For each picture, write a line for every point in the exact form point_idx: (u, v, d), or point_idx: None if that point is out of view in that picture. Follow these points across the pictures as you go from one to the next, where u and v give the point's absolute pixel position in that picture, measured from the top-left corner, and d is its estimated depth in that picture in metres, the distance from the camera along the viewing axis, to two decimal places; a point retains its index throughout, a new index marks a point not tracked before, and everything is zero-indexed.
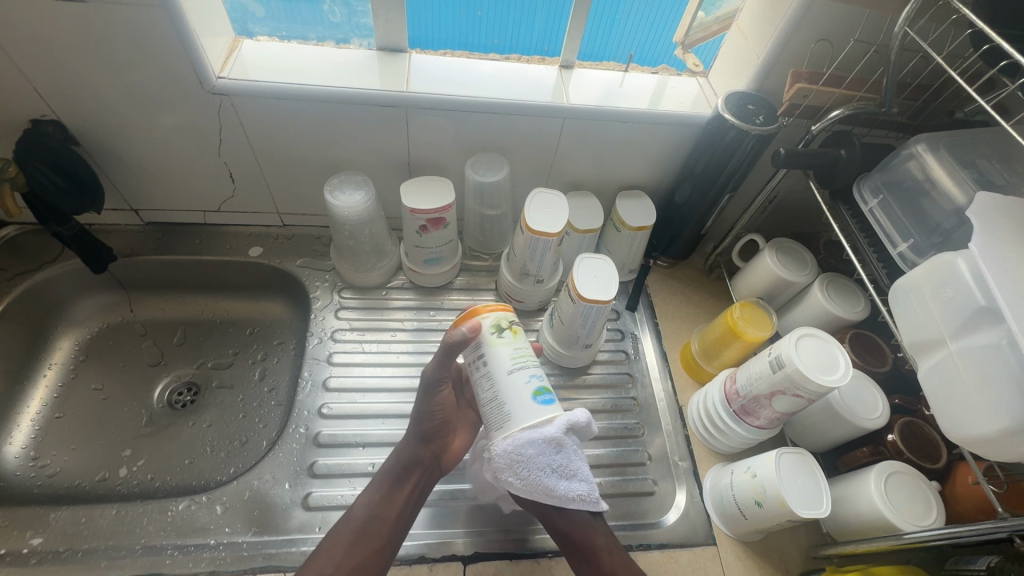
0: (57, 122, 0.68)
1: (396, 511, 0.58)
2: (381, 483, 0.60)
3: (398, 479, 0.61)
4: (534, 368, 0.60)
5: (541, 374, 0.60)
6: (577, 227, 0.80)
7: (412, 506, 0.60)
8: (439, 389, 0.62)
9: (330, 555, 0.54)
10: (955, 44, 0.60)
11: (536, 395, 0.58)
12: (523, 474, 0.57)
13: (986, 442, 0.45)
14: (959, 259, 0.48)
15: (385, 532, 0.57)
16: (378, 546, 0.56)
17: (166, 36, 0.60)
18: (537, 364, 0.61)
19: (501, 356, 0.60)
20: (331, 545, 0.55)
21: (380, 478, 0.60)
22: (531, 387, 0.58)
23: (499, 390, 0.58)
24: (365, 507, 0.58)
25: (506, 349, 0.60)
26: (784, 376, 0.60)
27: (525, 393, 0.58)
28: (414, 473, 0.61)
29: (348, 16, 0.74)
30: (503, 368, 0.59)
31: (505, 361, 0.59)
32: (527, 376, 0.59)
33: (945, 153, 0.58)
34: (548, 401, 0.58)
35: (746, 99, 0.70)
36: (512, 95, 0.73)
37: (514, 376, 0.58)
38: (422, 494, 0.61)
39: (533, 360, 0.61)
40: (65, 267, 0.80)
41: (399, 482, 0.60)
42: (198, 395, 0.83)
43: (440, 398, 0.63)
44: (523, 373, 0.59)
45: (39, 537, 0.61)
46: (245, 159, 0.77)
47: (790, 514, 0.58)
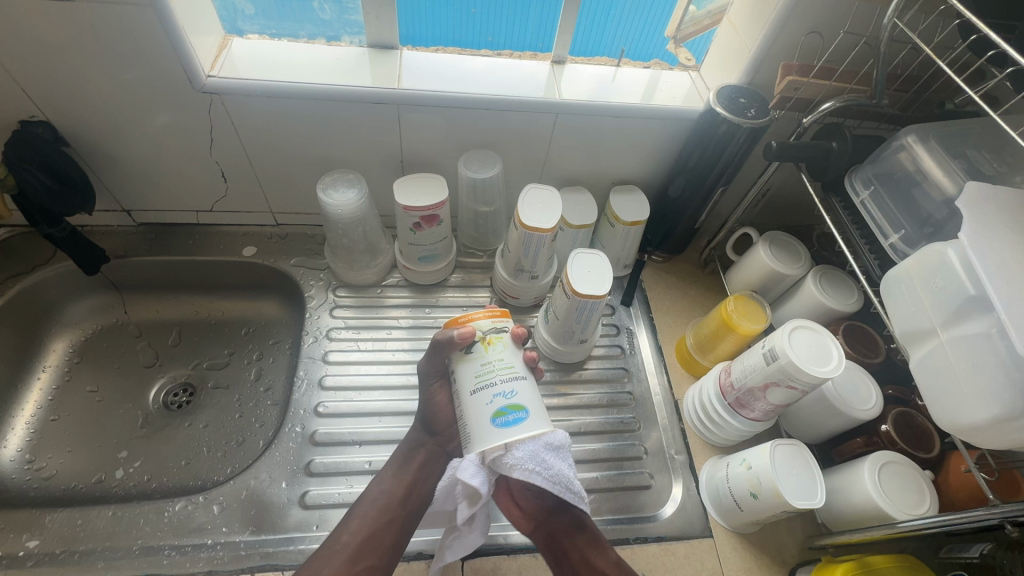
0: (46, 123, 0.68)
1: (403, 492, 0.63)
2: (391, 464, 0.65)
3: (405, 461, 0.65)
4: (500, 385, 0.56)
5: (509, 392, 0.55)
6: (571, 223, 0.81)
7: (422, 488, 0.64)
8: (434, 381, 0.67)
9: (345, 529, 0.58)
10: (943, 35, 0.60)
11: (496, 417, 0.54)
12: (550, 464, 0.56)
13: (978, 430, 0.45)
14: (949, 250, 0.49)
15: (399, 507, 0.61)
16: (389, 520, 0.60)
17: (154, 36, 0.60)
18: (509, 380, 0.56)
19: (467, 373, 0.58)
20: (347, 520, 0.59)
21: (389, 462, 0.65)
22: (492, 408, 0.54)
23: (462, 409, 0.56)
24: (377, 486, 0.62)
25: (473, 366, 0.58)
26: (778, 368, 0.60)
27: (484, 414, 0.54)
28: (420, 456, 0.66)
29: (338, 14, 0.73)
30: (466, 387, 0.57)
31: (468, 379, 0.57)
32: (489, 395, 0.55)
33: (935, 144, 0.58)
34: (511, 422, 0.54)
35: (738, 93, 0.70)
36: (504, 91, 0.73)
37: (477, 397, 0.56)
38: (431, 477, 0.66)
39: (503, 376, 0.56)
40: (58, 269, 0.80)
41: (407, 464, 0.65)
42: (195, 396, 0.83)
43: (436, 390, 0.67)
44: (486, 393, 0.55)
45: (36, 540, 0.61)
46: (236, 158, 0.76)
47: (785, 505, 0.58)
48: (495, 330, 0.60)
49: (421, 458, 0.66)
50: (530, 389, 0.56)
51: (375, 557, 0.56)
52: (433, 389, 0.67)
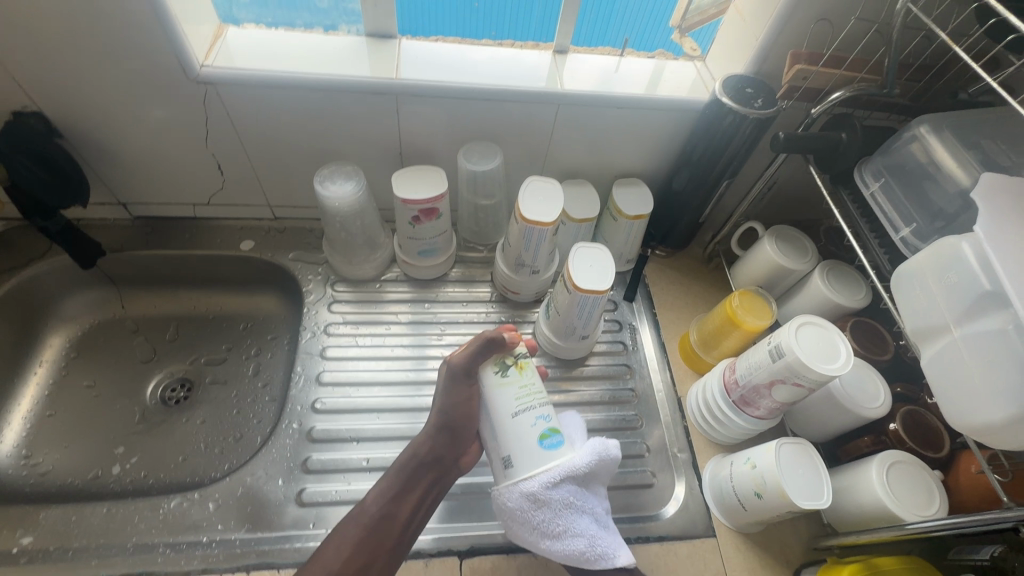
0: (38, 115, 0.66)
1: (404, 513, 0.59)
2: (395, 481, 0.60)
3: (409, 481, 0.60)
4: (540, 408, 0.58)
5: (548, 415, 0.58)
6: (572, 216, 0.79)
7: (421, 510, 0.60)
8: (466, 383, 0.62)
9: (332, 557, 0.54)
10: (959, 21, 0.58)
11: (542, 439, 0.57)
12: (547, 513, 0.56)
13: (992, 430, 0.44)
14: (964, 243, 0.47)
15: (396, 532, 0.57)
16: (387, 547, 0.56)
17: (146, 24, 0.58)
18: (545, 405, 0.59)
19: (505, 397, 0.59)
20: (339, 543, 0.55)
21: (391, 476, 0.60)
22: (536, 430, 0.57)
23: (504, 435, 0.58)
24: (376, 505, 0.58)
25: (511, 389, 0.60)
26: (784, 365, 0.59)
27: (529, 436, 0.57)
28: (429, 472, 0.62)
29: (335, 2, 0.72)
30: (508, 410, 0.58)
31: (509, 403, 0.59)
32: (532, 419, 0.58)
33: (948, 134, 0.56)
34: (555, 444, 0.57)
35: (745, 83, 0.68)
36: (504, 81, 0.71)
37: (518, 420, 0.57)
38: (434, 496, 0.62)
39: (539, 400, 0.59)
40: (54, 263, 0.79)
41: (411, 482, 0.60)
42: (192, 391, 0.82)
43: (466, 392, 0.62)
44: (529, 415, 0.58)
45: (29, 536, 0.60)
46: (232, 149, 0.75)
47: (790, 505, 0.57)
48: (525, 355, 0.63)
49: (428, 477, 0.61)
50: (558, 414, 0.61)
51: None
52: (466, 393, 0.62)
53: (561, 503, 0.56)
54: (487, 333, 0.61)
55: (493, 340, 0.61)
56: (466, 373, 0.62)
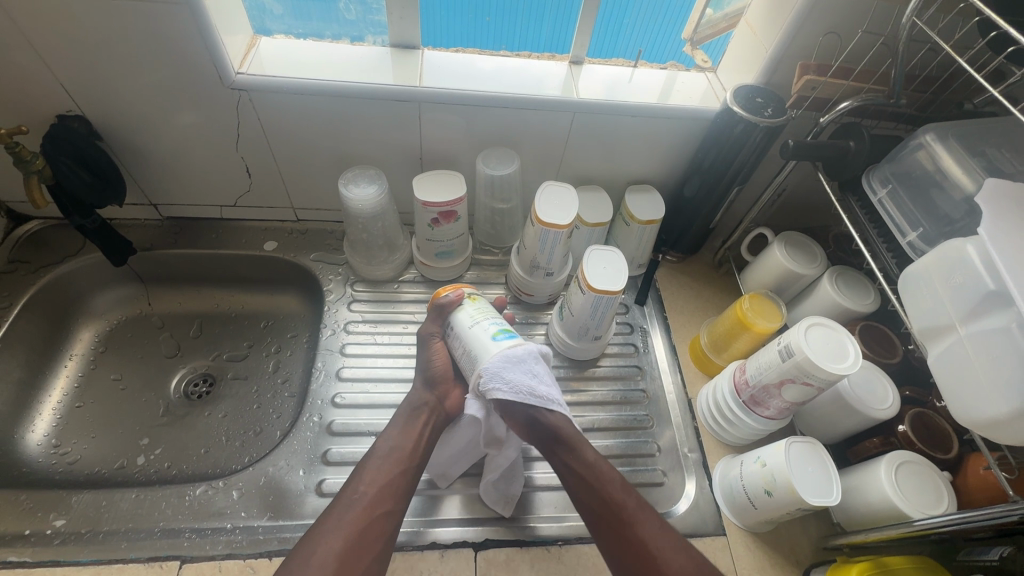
0: (81, 118, 0.70)
1: (412, 443, 0.63)
2: (397, 421, 0.66)
3: (409, 421, 0.65)
4: (493, 317, 0.67)
5: (498, 321, 0.67)
6: (586, 220, 0.81)
7: (425, 443, 0.65)
8: (434, 341, 0.71)
9: (361, 480, 0.59)
10: (963, 34, 0.60)
11: (496, 336, 0.64)
12: (514, 374, 0.61)
13: (997, 425, 0.45)
14: (969, 245, 0.49)
15: (408, 458, 0.62)
16: (403, 470, 0.60)
17: (188, 33, 0.62)
18: (489, 318, 0.67)
19: (464, 318, 0.68)
20: (361, 472, 0.60)
21: (397, 418, 0.66)
22: (491, 330, 0.65)
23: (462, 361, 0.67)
24: (385, 441, 0.63)
25: (467, 312, 0.68)
26: (794, 365, 0.60)
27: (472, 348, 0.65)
28: (423, 414, 0.67)
29: (362, 14, 0.75)
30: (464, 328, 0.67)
31: (462, 323, 0.67)
32: (485, 325, 0.66)
33: (954, 143, 0.58)
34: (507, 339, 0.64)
35: (755, 92, 0.71)
36: (522, 89, 0.74)
37: (473, 329, 0.66)
38: (434, 433, 0.66)
39: (483, 317, 0.67)
40: (88, 260, 0.82)
41: (413, 419, 0.66)
42: (214, 386, 0.84)
43: (436, 349, 0.71)
44: (483, 323, 0.66)
45: (62, 519, 0.63)
46: (261, 153, 0.78)
47: (800, 502, 0.58)
48: (473, 292, 0.72)
49: (425, 416, 0.67)
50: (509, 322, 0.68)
51: (390, 503, 0.57)
52: (437, 348, 0.71)
53: (542, 372, 0.64)
54: (429, 305, 0.71)
55: (435, 310, 0.71)
56: (428, 336, 0.71)
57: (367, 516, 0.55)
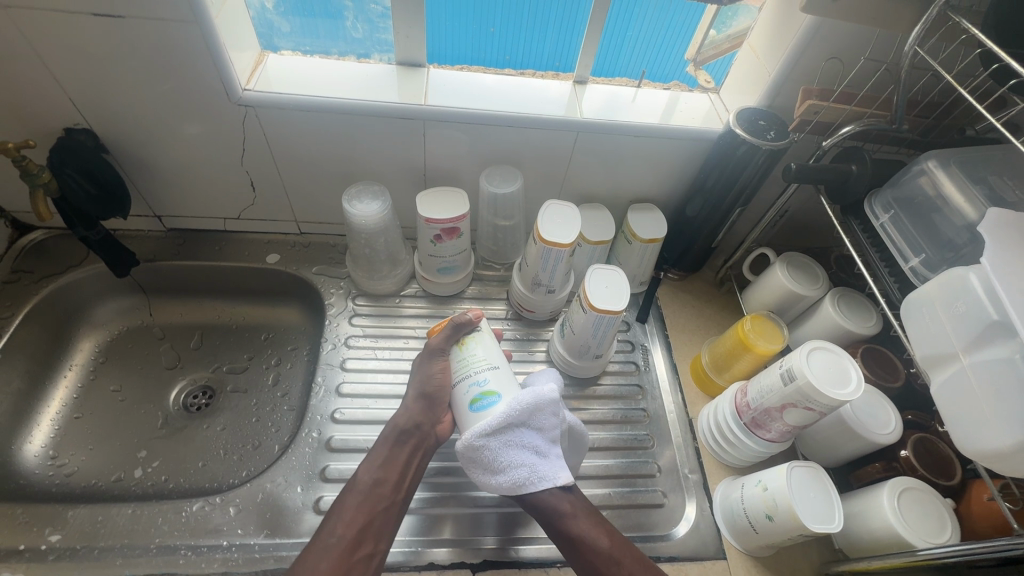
0: (88, 131, 0.71)
1: (394, 478, 0.62)
2: (383, 449, 0.64)
3: (393, 451, 0.64)
4: (483, 374, 0.65)
5: (483, 381, 0.64)
6: (588, 239, 0.81)
7: (411, 475, 0.64)
8: (439, 358, 0.68)
9: (351, 513, 0.59)
10: (964, 63, 0.61)
11: (475, 402, 0.63)
12: None
13: (1000, 457, 0.45)
14: (971, 274, 0.49)
15: (388, 494, 0.61)
16: (384, 507, 0.60)
17: (197, 51, 0.63)
18: (484, 371, 0.65)
19: (463, 361, 0.67)
20: (350, 504, 0.60)
21: (382, 445, 0.65)
22: (471, 394, 0.64)
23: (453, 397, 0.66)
24: (367, 472, 0.62)
25: (469, 354, 0.67)
26: (796, 389, 0.60)
27: (465, 400, 0.64)
28: (411, 440, 0.65)
29: (369, 32, 0.76)
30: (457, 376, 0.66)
31: (462, 365, 0.67)
32: (468, 385, 0.65)
33: (956, 170, 0.58)
34: (486, 406, 0.63)
35: (757, 115, 0.71)
36: (527, 109, 0.75)
37: (462, 383, 0.65)
38: (418, 462, 0.65)
39: (479, 368, 0.65)
40: (91, 271, 0.83)
41: (399, 447, 0.65)
42: (214, 399, 0.84)
43: (438, 367, 0.68)
44: (467, 381, 0.65)
45: (57, 534, 0.62)
46: (266, 168, 0.79)
47: (802, 528, 0.58)
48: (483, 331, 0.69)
49: (410, 445, 0.65)
50: (503, 375, 0.65)
51: (371, 545, 0.58)
52: (439, 365, 0.68)
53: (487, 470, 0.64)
54: (451, 317, 0.69)
55: (458, 325, 0.68)
56: (433, 352, 0.68)
57: (345, 561, 0.55)
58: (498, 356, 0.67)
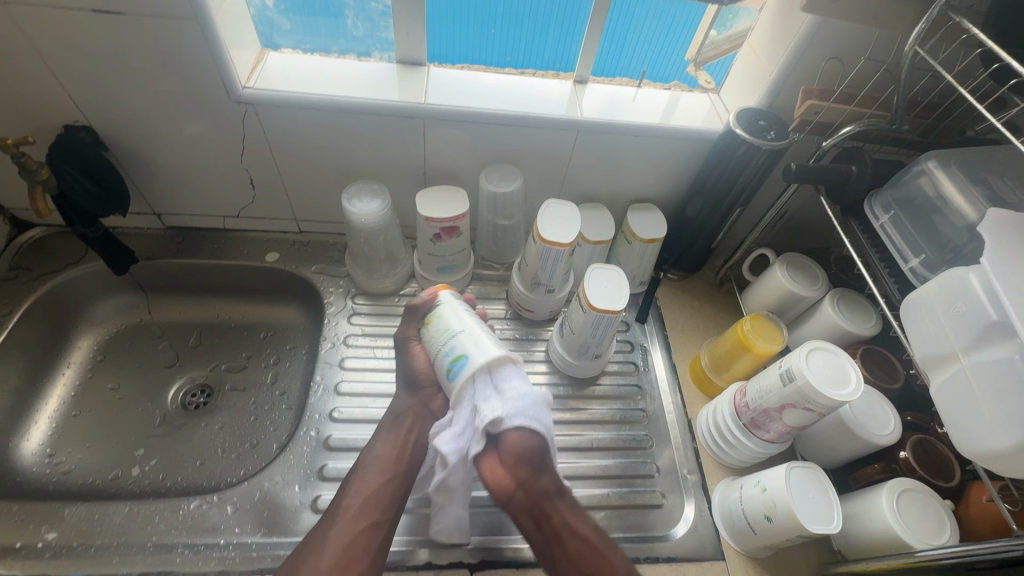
0: (88, 128, 0.71)
1: (394, 451, 0.63)
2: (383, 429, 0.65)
3: (391, 430, 0.65)
4: (450, 343, 0.60)
5: (450, 349, 0.60)
6: (588, 238, 0.81)
7: (412, 446, 0.64)
8: (412, 344, 0.68)
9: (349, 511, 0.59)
10: (965, 63, 0.61)
11: (449, 373, 0.59)
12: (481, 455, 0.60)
13: (1000, 458, 0.45)
14: (971, 274, 0.49)
15: (389, 466, 0.62)
16: (387, 479, 0.61)
17: (197, 48, 0.63)
18: (449, 340, 0.61)
19: (431, 339, 0.63)
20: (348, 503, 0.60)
21: (379, 427, 0.66)
22: (445, 365, 0.60)
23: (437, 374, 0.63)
24: (370, 450, 0.63)
25: (434, 329, 0.63)
26: (795, 390, 0.60)
27: (442, 373, 0.61)
28: (407, 418, 0.66)
29: (369, 31, 0.76)
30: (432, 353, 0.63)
31: (432, 342, 0.63)
32: (442, 357, 0.61)
33: (956, 170, 0.58)
34: (458, 372, 0.58)
35: (758, 115, 0.71)
36: (527, 108, 0.75)
37: (436, 360, 0.62)
38: (419, 437, 0.66)
39: (445, 339, 0.61)
40: (90, 269, 0.83)
41: (397, 425, 0.65)
42: (212, 397, 0.84)
43: (415, 351, 0.68)
44: (439, 356, 0.61)
45: (54, 532, 0.62)
46: (265, 166, 0.79)
47: (801, 529, 0.57)
48: (443, 301, 0.64)
49: (406, 422, 0.66)
50: (470, 337, 0.60)
51: (375, 514, 0.58)
52: (415, 352, 0.67)
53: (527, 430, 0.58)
54: (406, 305, 0.68)
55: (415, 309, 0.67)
56: (405, 340, 0.68)
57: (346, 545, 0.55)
58: (465, 320, 0.62)
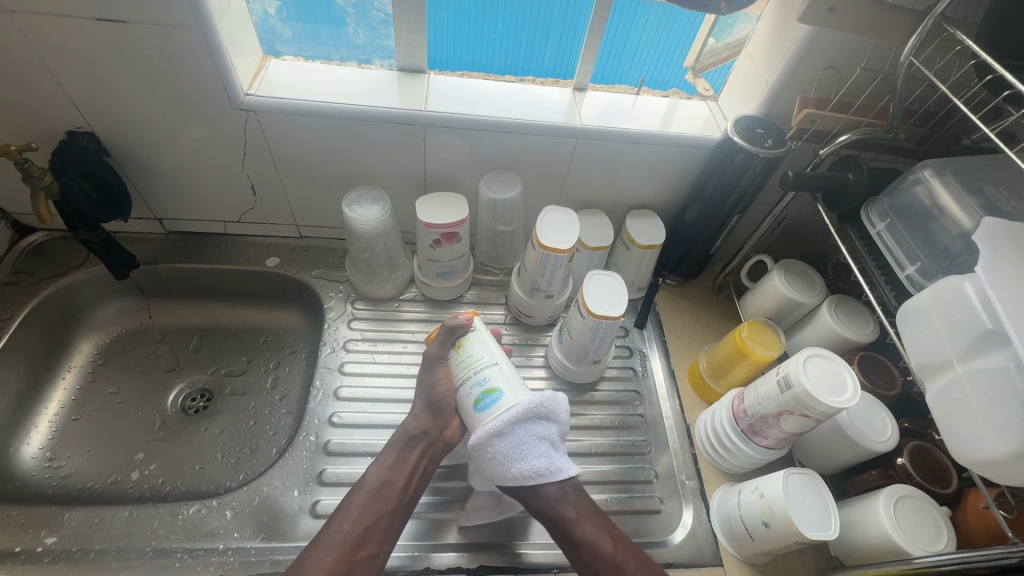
0: (91, 134, 0.71)
1: (401, 480, 0.63)
2: (391, 452, 0.65)
3: (401, 454, 0.64)
4: (482, 374, 0.64)
5: (482, 381, 0.64)
6: (587, 244, 0.82)
7: (417, 478, 0.64)
8: (440, 365, 0.68)
9: (348, 517, 0.59)
10: (960, 73, 0.62)
11: (477, 403, 0.63)
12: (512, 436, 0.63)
13: (995, 465, 0.45)
14: (966, 282, 0.49)
15: (395, 496, 0.61)
16: (389, 509, 0.60)
17: (199, 56, 0.63)
18: (482, 371, 0.64)
19: (460, 364, 0.67)
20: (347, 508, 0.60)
21: (390, 450, 0.65)
22: (473, 395, 0.64)
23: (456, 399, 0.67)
24: (376, 474, 0.63)
25: (467, 355, 0.66)
26: (793, 397, 0.60)
27: (468, 401, 0.64)
28: (419, 445, 0.65)
29: (371, 39, 0.76)
30: (458, 379, 0.66)
31: (460, 369, 0.66)
32: (469, 386, 0.64)
33: (951, 179, 0.59)
34: (488, 405, 0.62)
35: (755, 123, 0.72)
36: (526, 115, 0.75)
37: (462, 386, 0.65)
38: (424, 469, 0.65)
39: (477, 369, 0.65)
40: (91, 273, 0.83)
41: (407, 452, 0.65)
42: (212, 401, 0.84)
43: (441, 373, 0.68)
44: (467, 384, 0.65)
45: (53, 536, 0.62)
46: (266, 172, 0.79)
47: (799, 536, 0.58)
48: (478, 329, 0.68)
49: (418, 450, 0.65)
50: (503, 371, 0.64)
51: (376, 545, 0.58)
52: (443, 373, 0.68)
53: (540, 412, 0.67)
54: (444, 323, 0.68)
55: (453, 328, 0.67)
56: (432, 360, 0.68)
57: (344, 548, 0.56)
58: (497, 353, 0.66)
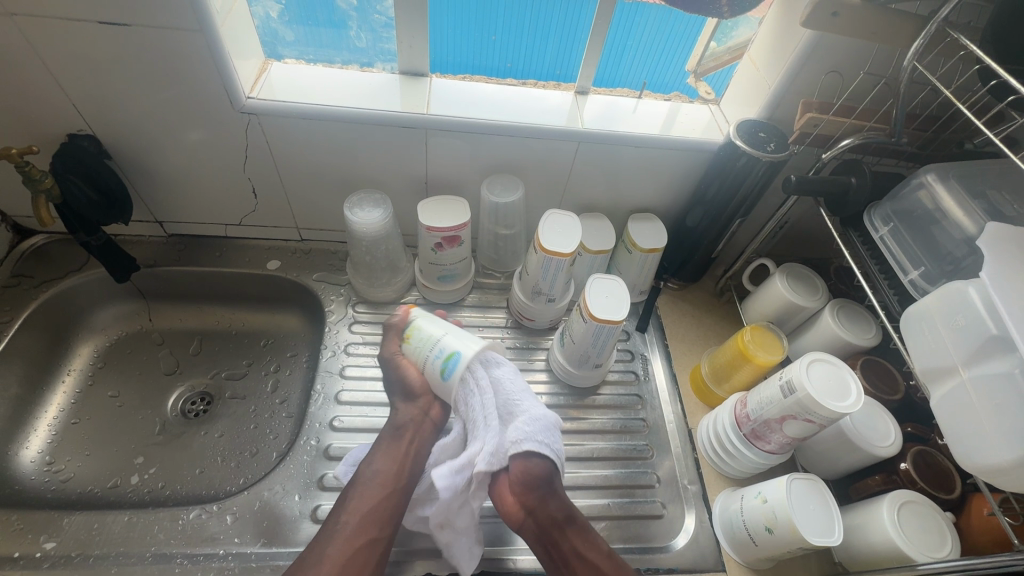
0: (92, 137, 0.71)
1: (394, 467, 0.63)
2: (380, 443, 0.65)
3: (391, 443, 0.64)
4: (434, 346, 0.63)
5: (440, 351, 0.62)
6: (589, 248, 0.82)
7: (410, 462, 0.64)
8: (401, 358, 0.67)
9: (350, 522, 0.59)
10: (963, 78, 0.62)
11: (444, 373, 0.62)
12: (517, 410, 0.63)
13: (1001, 472, 0.45)
14: (970, 288, 0.49)
15: (391, 483, 0.61)
16: (387, 497, 0.60)
17: (201, 60, 0.63)
18: (436, 344, 0.63)
19: (414, 351, 0.65)
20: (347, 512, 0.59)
21: (379, 441, 0.65)
22: (438, 367, 0.62)
23: (430, 385, 0.65)
24: (369, 466, 0.62)
25: (414, 339, 0.65)
26: (796, 401, 0.60)
27: (437, 376, 0.63)
28: (407, 431, 0.65)
29: (372, 42, 0.76)
30: (420, 367, 0.65)
31: (416, 353, 0.65)
32: (432, 363, 0.63)
33: (955, 184, 0.59)
34: (453, 369, 0.61)
35: (758, 127, 0.72)
36: (528, 118, 0.75)
37: (427, 368, 0.64)
38: (418, 454, 0.65)
39: (429, 344, 0.63)
40: (91, 276, 0.83)
41: (396, 440, 0.64)
42: (212, 405, 0.84)
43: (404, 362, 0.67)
44: (429, 363, 0.63)
45: (52, 542, 0.62)
46: (267, 175, 0.79)
47: (803, 542, 0.57)
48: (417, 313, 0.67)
49: (406, 436, 0.65)
50: (452, 336, 0.63)
51: (377, 529, 0.58)
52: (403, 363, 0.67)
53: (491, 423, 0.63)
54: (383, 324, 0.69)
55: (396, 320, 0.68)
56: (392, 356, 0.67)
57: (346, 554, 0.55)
58: (444, 323, 0.65)
